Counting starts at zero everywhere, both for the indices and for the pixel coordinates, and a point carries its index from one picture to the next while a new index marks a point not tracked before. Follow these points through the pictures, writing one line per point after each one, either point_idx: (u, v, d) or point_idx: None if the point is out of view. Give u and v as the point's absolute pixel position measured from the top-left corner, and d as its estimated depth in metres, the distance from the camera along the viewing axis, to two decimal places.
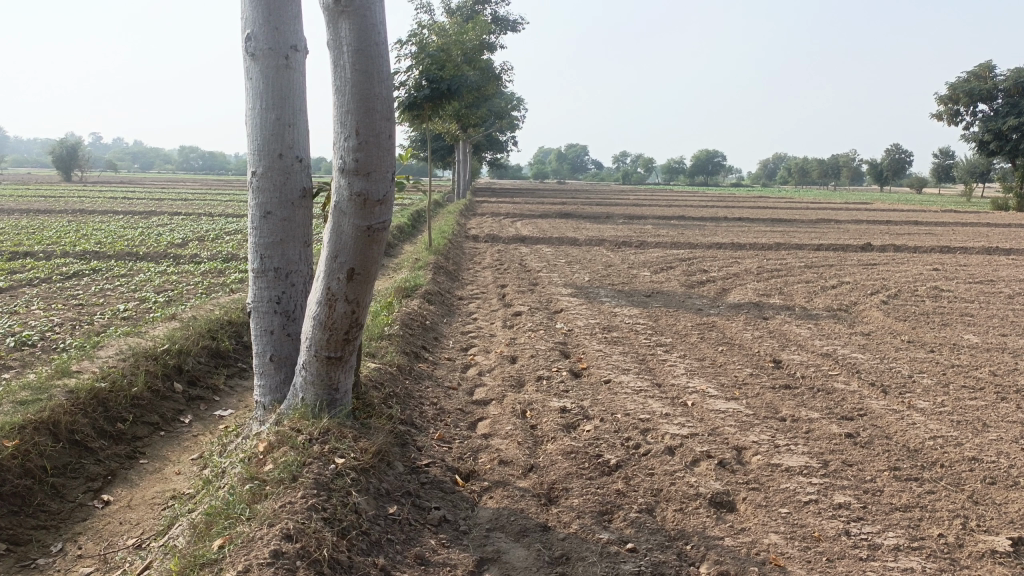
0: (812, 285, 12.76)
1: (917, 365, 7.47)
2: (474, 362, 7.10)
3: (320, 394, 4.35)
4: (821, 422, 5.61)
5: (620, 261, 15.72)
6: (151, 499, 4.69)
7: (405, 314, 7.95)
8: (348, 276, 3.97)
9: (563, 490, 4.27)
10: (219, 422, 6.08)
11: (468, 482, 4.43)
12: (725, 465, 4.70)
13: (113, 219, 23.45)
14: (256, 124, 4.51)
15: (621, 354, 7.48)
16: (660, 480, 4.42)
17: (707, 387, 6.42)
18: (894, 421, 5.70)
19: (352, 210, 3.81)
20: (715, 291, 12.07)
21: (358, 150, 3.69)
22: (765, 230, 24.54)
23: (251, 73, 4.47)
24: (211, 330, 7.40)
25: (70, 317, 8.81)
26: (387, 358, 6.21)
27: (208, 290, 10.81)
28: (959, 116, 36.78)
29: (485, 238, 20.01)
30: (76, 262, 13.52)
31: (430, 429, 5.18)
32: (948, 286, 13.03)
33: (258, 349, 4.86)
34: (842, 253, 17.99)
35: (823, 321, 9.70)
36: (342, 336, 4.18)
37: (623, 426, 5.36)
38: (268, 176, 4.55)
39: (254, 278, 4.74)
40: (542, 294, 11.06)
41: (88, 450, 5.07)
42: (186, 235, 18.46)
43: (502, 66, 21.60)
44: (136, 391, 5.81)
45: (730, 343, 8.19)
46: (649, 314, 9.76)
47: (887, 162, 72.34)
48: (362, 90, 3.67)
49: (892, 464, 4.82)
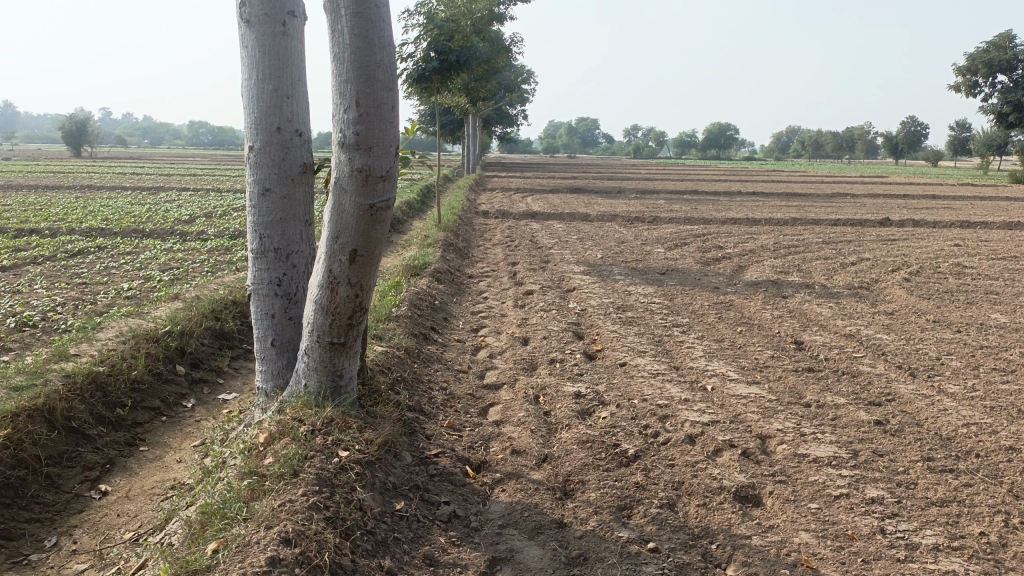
0: (831, 262, 12.44)
1: (944, 347, 7.19)
2: (485, 344, 6.87)
3: (324, 380, 4.14)
4: (848, 408, 5.37)
5: (633, 237, 15.43)
6: (150, 490, 4.50)
7: (414, 294, 7.72)
8: (350, 257, 3.73)
9: (580, 483, 4.05)
10: (222, 406, 5.89)
11: (479, 473, 4.22)
12: (749, 455, 4.47)
13: (122, 195, 23.23)
14: (252, 96, 4.26)
15: (636, 335, 7.23)
16: (681, 473, 4.20)
17: (726, 370, 6.18)
18: (924, 407, 5.46)
19: (353, 187, 3.56)
20: (732, 269, 11.77)
21: (359, 122, 3.44)
22: (780, 204, 24.12)
23: (246, 41, 4.22)
24: (214, 310, 7.20)
25: (73, 297, 8.64)
26: (394, 340, 5.99)
27: (213, 269, 10.60)
28: (978, 87, 36.08)
29: (496, 213, 19.71)
30: (81, 240, 13.35)
31: (440, 416, 4.97)
32: (971, 263, 12.67)
33: (258, 333, 4.64)
34: (860, 228, 17.61)
35: (844, 300, 9.42)
36: (346, 321, 3.96)
37: (640, 412, 5.13)
38: (266, 151, 4.31)
39: (254, 259, 4.52)
40: (554, 272, 10.81)
41: (85, 438, 4.89)
42: (194, 212, 18.23)
43: (512, 38, 21.14)
44: (136, 375, 5.61)
45: (749, 324, 7.92)
46: (664, 293, 9.48)
47: (902, 134, 71.29)
48: (361, 57, 3.40)
49: (925, 454, 4.57)
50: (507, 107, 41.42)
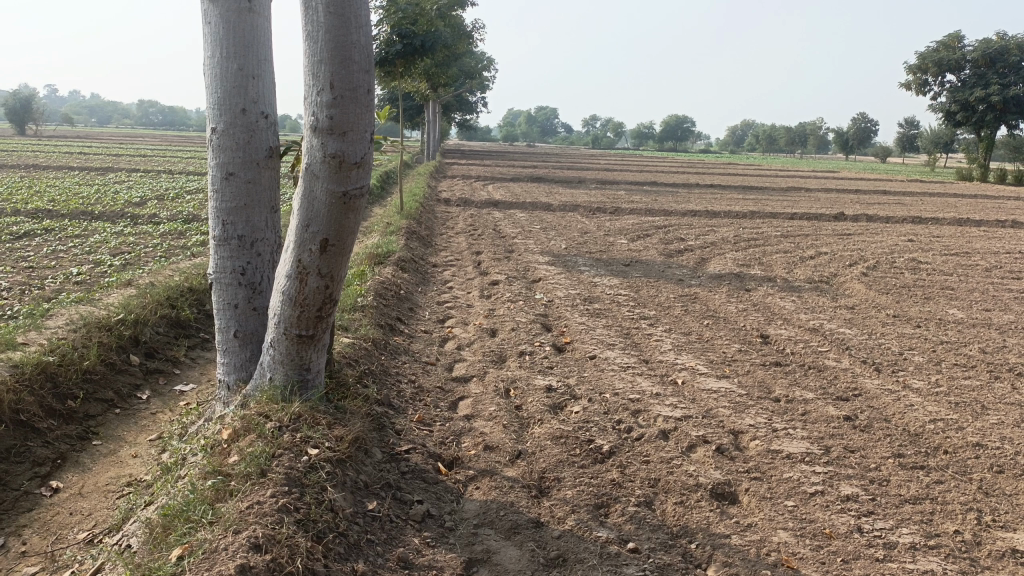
0: (791, 256, 12.58)
1: (906, 342, 7.28)
2: (452, 336, 6.75)
3: (291, 374, 3.98)
4: (817, 403, 5.38)
5: (595, 228, 15.42)
6: (104, 487, 4.30)
7: (379, 283, 7.55)
8: (320, 247, 3.58)
9: (555, 480, 3.96)
10: (179, 398, 5.67)
11: (451, 470, 4.11)
12: (724, 451, 4.43)
13: (68, 176, 22.40)
14: (216, 75, 4.07)
15: (604, 327, 7.18)
16: (656, 469, 4.14)
17: (696, 363, 6.15)
18: (891, 402, 5.50)
19: (326, 173, 3.41)
20: (694, 261, 11.80)
21: (334, 106, 3.28)
22: (738, 197, 24.35)
23: (210, 17, 4.02)
24: (170, 297, 6.93)
25: (18, 281, 8.27)
26: (360, 331, 5.83)
27: (167, 254, 10.27)
28: (928, 86, 36.89)
29: (457, 201, 19.51)
30: (26, 221, 12.83)
31: (409, 410, 4.84)
32: (925, 258, 12.91)
33: (220, 324, 4.44)
34: (816, 222, 17.85)
35: (806, 293, 9.50)
36: (315, 313, 3.80)
37: (612, 407, 5.07)
38: (229, 134, 4.11)
39: (216, 246, 4.32)
40: (518, 262, 10.70)
41: (34, 431, 4.65)
42: (145, 194, 17.67)
43: (475, 24, 20.93)
44: (89, 365, 5.37)
45: (715, 317, 7.92)
46: (629, 285, 9.46)
47: (854, 131, 72.76)
48: (336, 37, 3.23)
49: (895, 450, 4.60)
50: (466, 94, 41.08)
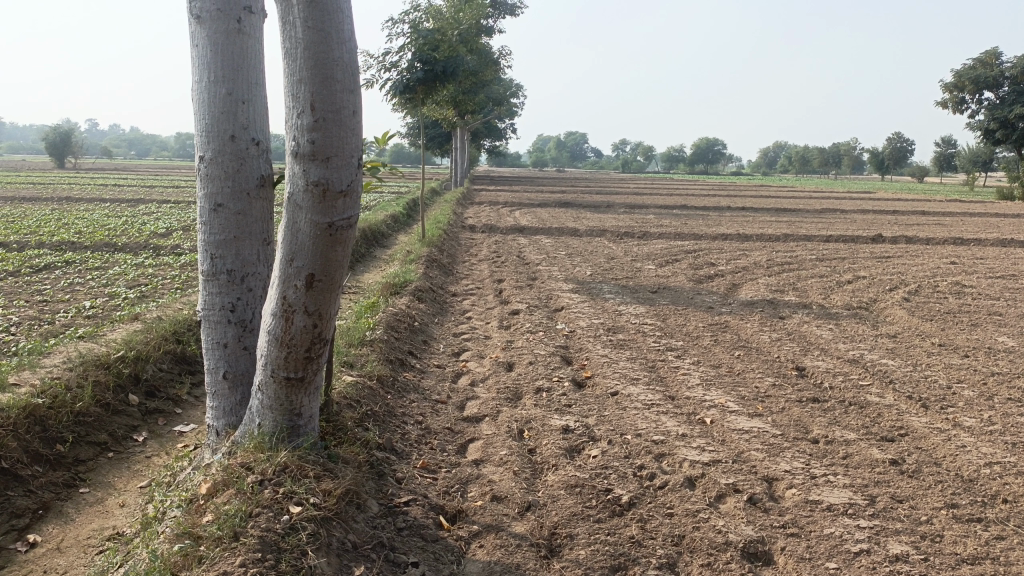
0: (827, 280, 12.08)
1: (954, 373, 6.77)
2: (466, 371, 6.40)
3: (280, 420, 3.63)
4: (860, 445, 4.93)
5: (623, 253, 15.06)
6: (85, 541, 4.00)
7: (391, 315, 7.24)
8: (306, 283, 3.26)
9: (567, 538, 3.58)
10: (178, 440, 5.39)
11: (453, 526, 3.74)
12: (756, 501, 4.01)
13: (99, 208, 22.59)
14: (203, 101, 3.81)
15: (628, 360, 6.78)
16: (680, 524, 3.73)
17: (726, 400, 5.72)
18: (941, 443, 5.03)
19: (309, 204, 3.10)
20: (726, 287, 11.35)
21: (315, 129, 2.99)
22: (771, 219, 23.80)
23: (197, 39, 3.77)
24: (176, 332, 6.69)
25: (30, 316, 8.11)
26: (366, 368, 5.52)
27: (183, 285, 10.11)
28: (964, 104, 36.07)
29: (483, 228, 19.27)
30: (50, 254, 12.82)
31: (413, 456, 4.50)
32: (970, 281, 12.30)
33: (209, 365, 4.15)
34: (853, 245, 17.24)
35: (844, 321, 9.01)
36: (303, 354, 3.47)
37: (634, 450, 4.67)
38: (217, 162, 3.84)
39: (204, 282, 4.03)
40: (541, 291, 10.35)
41: (17, 480, 4.39)
42: (171, 225, 17.69)
43: (501, 51, 20.83)
44: (81, 407, 5.12)
45: (746, 347, 7.48)
46: (656, 313, 9.06)
47: (888, 150, 71.60)
48: (315, 54, 2.95)
49: (948, 500, 4.14)
50: (495, 121, 41.08)
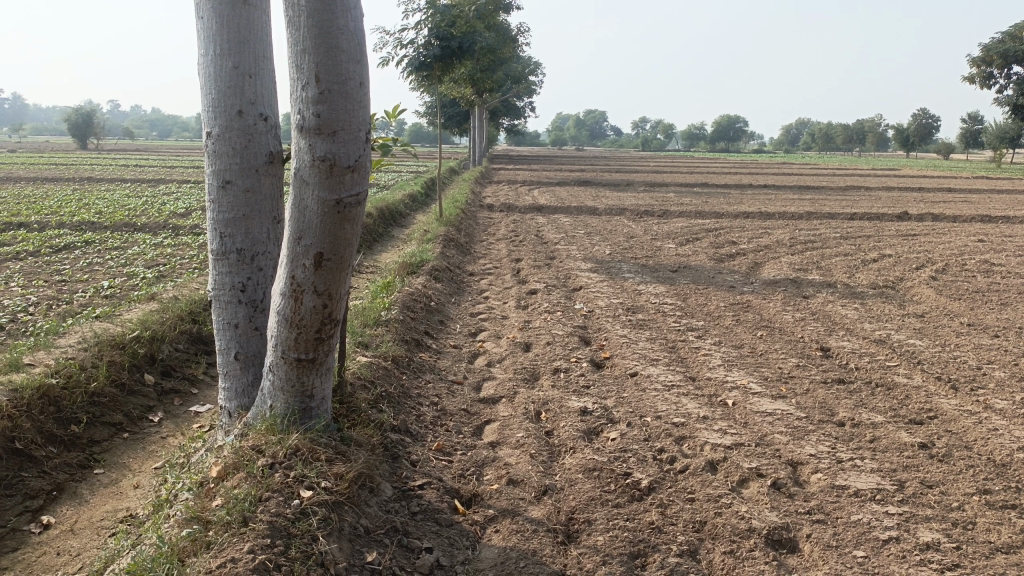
0: (851, 259, 11.84)
1: (983, 354, 6.59)
2: (483, 351, 6.31)
3: (291, 402, 3.55)
4: (887, 428, 4.79)
5: (642, 231, 14.89)
6: (98, 522, 3.97)
7: (407, 295, 7.16)
8: (315, 262, 3.16)
9: (585, 523, 3.49)
10: (193, 420, 5.35)
11: (468, 509, 3.66)
12: (780, 486, 3.89)
13: (119, 188, 22.68)
14: (209, 74, 3.71)
15: (648, 340, 6.65)
16: (702, 510, 3.63)
17: (748, 381, 5.60)
18: (972, 426, 4.87)
19: (316, 180, 3.00)
20: (748, 266, 11.16)
21: (321, 102, 2.88)
22: (794, 197, 23.43)
23: (202, 11, 3.67)
24: (192, 311, 6.64)
25: (48, 296, 8.11)
26: (381, 349, 5.44)
27: (201, 265, 10.08)
28: (993, 79, 35.26)
29: (501, 207, 19.14)
30: (70, 234, 12.85)
31: (428, 438, 4.42)
32: (999, 260, 12.00)
33: (221, 345, 4.08)
34: (878, 223, 16.92)
35: (869, 300, 8.81)
36: (313, 335, 3.38)
37: (654, 432, 4.56)
38: (225, 138, 3.75)
39: (214, 261, 3.96)
40: (559, 270, 10.22)
41: (30, 460, 4.36)
42: (190, 205, 17.70)
43: (519, 28, 20.59)
44: (96, 387, 5.09)
45: (769, 327, 7.33)
46: (676, 293, 8.91)
47: (914, 126, 70.34)
48: (319, 22, 2.84)
49: (980, 486, 4.00)
50: (513, 98, 40.73)
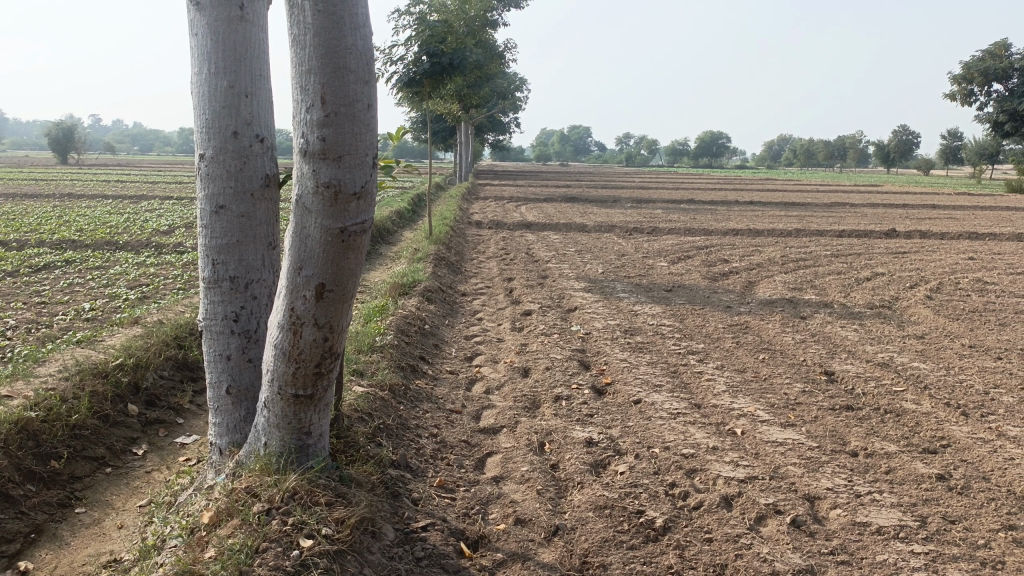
0: (845, 277, 11.76)
1: (989, 377, 6.46)
2: (480, 377, 6.12)
3: (288, 440, 3.34)
4: (902, 458, 4.64)
5: (632, 249, 14.78)
6: (80, 568, 3.73)
7: (401, 318, 6.95)
8: (316, 294, 2.97)
9: (600, 568, 3.31)
10: (179, 452, 5.12)
11: (475, 553, 3.47)
12: (800, 524, 3.73)
13: (101, 204, 22.30)
14: (202, 93, 3.53)
15: (649, 365, 6.48)
16: (720, 551, 3.46)
17: (755, 409, 5.44)
18: (987, 455, 4.74)
19: (319, 207, 2.82)
20: (742, 285, 11.05)
21: (326, 125, 2.71)
22: (781, 214, 23.44)
23: (196, 27, 3.49)
24: (178, 336, 6.41)
25: (26, 319, 7.82)
26: (377, 377, 5.24)
27: (186, 286, 9.82)
28: (972, 96, 35.64)
29: (489, 224, 18.97)
30: (50, 253, 12.53)
31: (429, 473, 4.22)
32: (991, 278, 11.96)
33: (212, 378, 3.88)
34: (867, 240, 16.91)
35: (868, 321, 8.70)
36: (312, 370, 3.18)
37: (663, 465, 4.39)
38: (219, 160, 3.56)
39: (205, 289, 3.75)
40: (553, 289, 10.07)
41: (7, 501, 4.12)
42: (173, 222, 17.40)
43: (506, 44, 20.51)
44: (78, 419, 4.85)
45: (770, 350, 7.19)
46: (673, 314, 8.76)
47: (895, 142, 71.11)
48: (326, 41, 2.67)
49: (1005, 521, 3.85)
50: (499, 114, 40.71)
